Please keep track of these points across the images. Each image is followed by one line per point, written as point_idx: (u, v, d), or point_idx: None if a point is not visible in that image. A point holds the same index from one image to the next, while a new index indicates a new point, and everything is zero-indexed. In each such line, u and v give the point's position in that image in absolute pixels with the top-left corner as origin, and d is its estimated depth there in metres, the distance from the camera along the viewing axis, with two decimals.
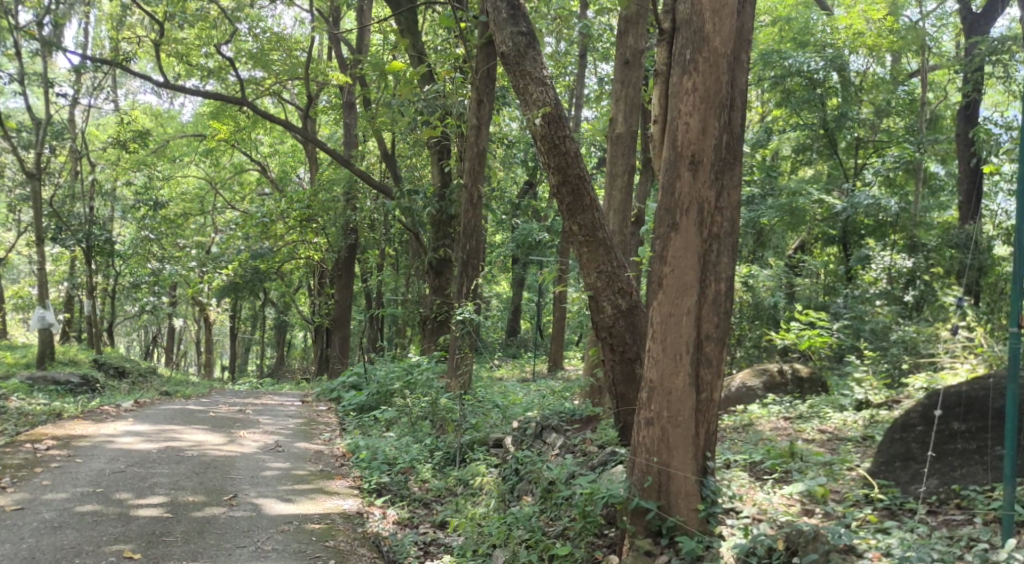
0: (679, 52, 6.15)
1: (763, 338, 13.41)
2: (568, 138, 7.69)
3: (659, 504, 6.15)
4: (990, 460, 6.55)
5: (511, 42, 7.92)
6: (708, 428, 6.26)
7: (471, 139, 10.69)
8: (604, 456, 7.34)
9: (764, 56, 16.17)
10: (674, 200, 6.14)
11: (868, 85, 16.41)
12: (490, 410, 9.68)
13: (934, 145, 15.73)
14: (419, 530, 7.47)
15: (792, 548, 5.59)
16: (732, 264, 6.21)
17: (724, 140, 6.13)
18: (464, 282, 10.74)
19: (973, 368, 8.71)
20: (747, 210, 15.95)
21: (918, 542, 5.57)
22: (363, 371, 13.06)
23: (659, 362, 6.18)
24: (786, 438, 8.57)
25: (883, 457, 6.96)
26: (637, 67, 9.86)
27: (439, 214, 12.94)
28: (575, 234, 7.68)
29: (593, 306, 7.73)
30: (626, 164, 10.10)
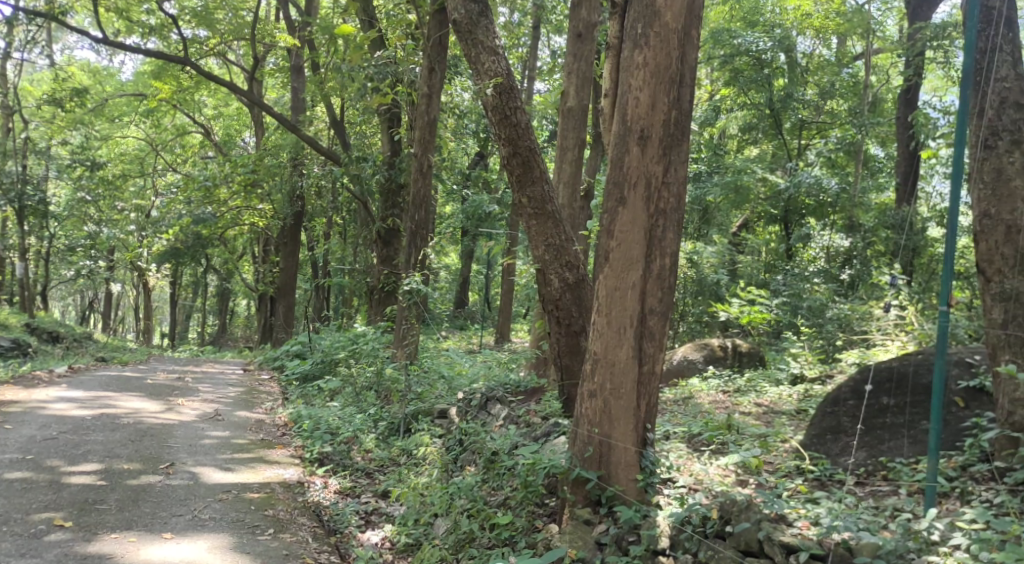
0: (631, 27, 6.16)
1: (705, 314, 13.61)
2: (520, 109, 7.65)
3: (599, 474, 6.25)
4: (914, 434, 6.82)
5: (463, 9, 7.84)
6: (650, 400, 6.35)
7: (421, 107, 10.54)
8: (547, 427, 7.40)
9: (714, 34, 16.23)
10: (622, 174, 6.18)
11: (814, 67, 16.89)
12: (436, 380, 9.59)
13: (874, 128, 16.12)
14: (360, 499, 7.47)
15: (725, 516, 5.64)
16: (677, 239, 6.26)
17: (673, 116, 6.16)
18: (412, 252, 10.59)
19: (904, 345, 9.21)
20: (694, 187, 16.03)
21: (845, 512, 5.67)
22: (307, 339, 12.92)
23: (604, 335, 6.26)
24: (724, 411, 8.76)
25: (816, 429, 7.21)
26: (590, 41, 9.85)
27: (388, 183, 12.77)
28: (524, 207, 7.68)
29: (540, 279, 7.76)
30: (577, 137, 10.05)
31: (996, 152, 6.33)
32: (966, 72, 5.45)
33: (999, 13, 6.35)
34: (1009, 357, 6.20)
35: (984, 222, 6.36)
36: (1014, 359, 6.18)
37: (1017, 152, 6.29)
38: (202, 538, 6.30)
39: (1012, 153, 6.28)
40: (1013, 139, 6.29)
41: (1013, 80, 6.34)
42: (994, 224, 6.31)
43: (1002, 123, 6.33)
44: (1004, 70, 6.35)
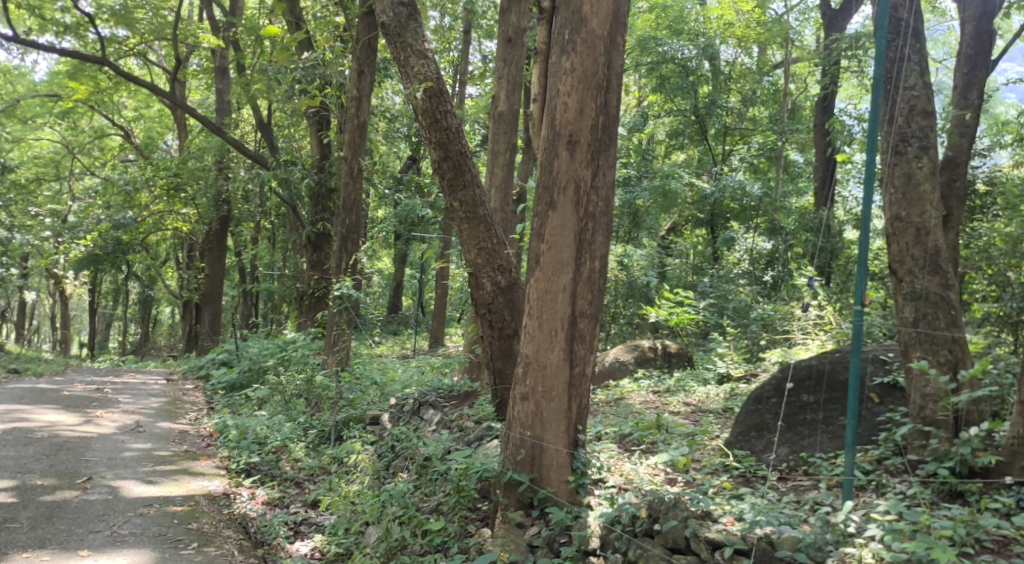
0: (558, 32, 6.21)
1: (636, 316, 13.80)
2: (450, 113, 7.65)
3: (532, 477, 6.28)
4: (833, 429, 7.07)
5: (392, 12, 7.82)
6: (581, 401, 6.41)
7: (351, 110, 10.42)
8: (480, 431, 7.40)
9: (641, 42, 16.53)
10: (552, 178, 6.23)
11: (737, 74, 17.18)
12: (368, 387, 9.50)
13: (794, 134, 16.66)
14: (289, 510, 7.33)
15: (653, 515, 5.73)
16: (606, 243, 6.33)
17: (601, 121, 6.23)
18: (343, 258, 10.42)
19: (823, 344, 9.62)
20: (623, 191, 16.18)
21: (768, 507, 5.81)
22: (234, 347, 12.63)
23: (535, 338, 6.30)
24: (654, 411, 8.92)
25: (740, 427, 7.41)
26: (519, 46, 9.92)
27: (318, 187, 12.59)
28: (455, 211, 7.67)
29: (472, 283, 7.77)
30: (508, 142, 10.07)
31: (906, 158, 6.61)
32: (876, 80, 5.65)
33: (907, 24, 6.68)
34: (920, 353, 6.47)
35: (895, 224, 6.62)
36: (925, 355, 6.45)
37: (925, 158, 6.56)
38: (121, 554, 6.11)
39: (921, 159, 6.55)
40: (921, 145, 6.58)
41: (920, 88, 6.62)
42: (904, 226, 6.57)
43: (911, 130, 6.61)
44: (912, 79, 6.63)
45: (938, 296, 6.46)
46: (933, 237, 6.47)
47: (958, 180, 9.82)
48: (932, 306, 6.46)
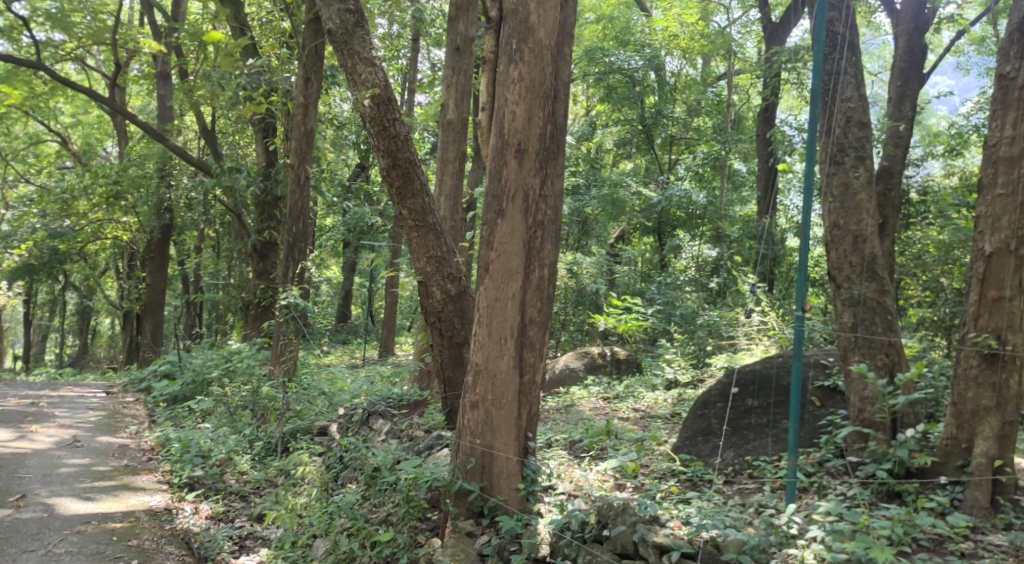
0: (506, 42, 6.23)
1: (586, 323, 13.90)
2: (398, 121, 7.61)
3: (482, 485, 6.27)
4: (776, 432, 7.24)
5: (338, 19, 7.79)
6: (531, 409, 6.42)
7: (298, 117, 10.29)
8: (430, 440, 7.36)
9: (589, 52, 16.72)
10: (501, 186, 6.24)
11: (682, 86, 17.68)
12: (315, 397, 9.35)
13: (738, 144, 17.01)
14: (234, 524, 7.19)
15: (602, 521, 5.76)
16: (555, 251, 6.37)
17: (549, 130, 6.27)
18: (290, 266, 10.27)
19: (767, 349, 9.92)
20: (572, 199, 16.28)
21: (714, 511, 5.89)
22: (177, 359, 12.36)
23: (485, 346, 6.30)
24: (604, 417, 8.99)
25: (687, 432, 7.51)
26: (468, 55, 9.97)
27: (264, 195, 12.41)
28: (404, 219, 7.63)
29: (422, 291, 7.74)
30: (458, 150, 10.05)
31: (843, 168, 6.78)
32: (815, 92, 5.79)
33: (843, 38, 6.88)
34: (858, 357, 6.64)
35: (834, 232, 6.77)
36: (863, 359, 6.62)
37: (861, 168, 6.75)
38: None
39: (857, 168, 6.74)
40: (857, 155, 6.77)
41: (856, 100, 6.82)
42: (842, 234, 6.73)
43: (848, 141, 6.80)
44: (849, 91, 6.83)
45: (875, 302, 6.64)
46: (870, 244, 6.65)
47: (892, 189, 10.15)
48: (869, 311, 6.63)
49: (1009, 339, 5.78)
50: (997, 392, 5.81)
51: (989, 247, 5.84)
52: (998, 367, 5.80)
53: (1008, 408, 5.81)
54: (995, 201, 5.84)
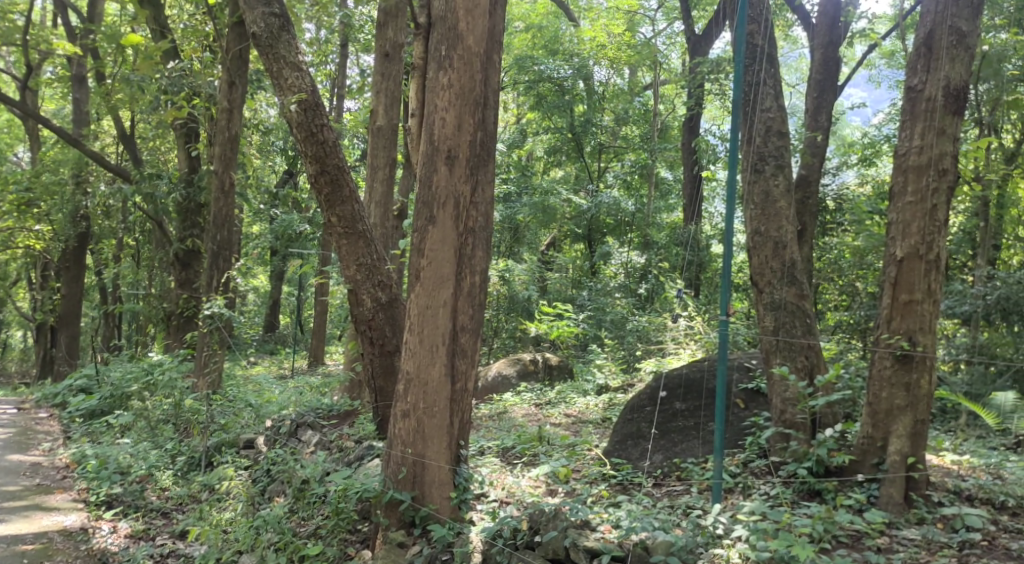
0: (435, 49, 6.21)
1: (518, 330, 13.95)
2: (326, 126, 7.51)
3: (413, 495, 6.21)
4: (704, 435, 7.38)
5: (263, 23, 7.65)
6: (463, 416, 6.39)
7: (222, 122, 10.04)
8: (361, 450, 7.26)
9: (518, 60, 16.83)
10: (431, 193, 6.21)
11: (609, 95, 17.98)
12: (241, 409, 9.07)
13: (664, 153, 17.35)
14: (155, 542, 6.96)
15: (534, 527, 5.79)
16: (486, 258, 6.37)
17: (479, 137, 6.26)
18: (214, 275, 10.00)
19: (693, 353, 10.22)
20: (503, 206, 16.29)
21: (643, 513, 5.96)
22: (94, 372, 11.92)
23: (416, 354, 6.25)
24: (536, 423, 9.01)
25: (618, 436, 7.64)
26: (397, 61, 9.93)
27: (186, 202, 12.06)
28: (333, 226, 7.53)
29: (352, 299, 7.65)
30: (388, 156, 9.97)
31: (763, 176, 6.97)
32: (736, 102, 5.93)
33: (762, 50, 7.07)
34: (780, 360, 6.82)
35: (756, 239, 6.96)
36: (784, 361, 6.80)
37: (781, 176, 6.95)
38: None
39: (777, 177, 6.93)
40: (777, 163, 6.95)
41: (776, 110, 7.01)
42: (763, 240, 6.92)
43: (768, 149, 6.99)
44: (768, 102, 7.02)
45: (794, 306, 6.83)
46: (790, 250, 6.85)
47: (811, 197, 10.45)
48: (789, 315, 6.83)
49: (920, 340, 6.01)
50: (910, 391, 6.04)
51: (900, 252, 6.07)
52: (911, 368, 6.04)
53: (920, 407, 6.05)
54: (906, 208, 6.08)
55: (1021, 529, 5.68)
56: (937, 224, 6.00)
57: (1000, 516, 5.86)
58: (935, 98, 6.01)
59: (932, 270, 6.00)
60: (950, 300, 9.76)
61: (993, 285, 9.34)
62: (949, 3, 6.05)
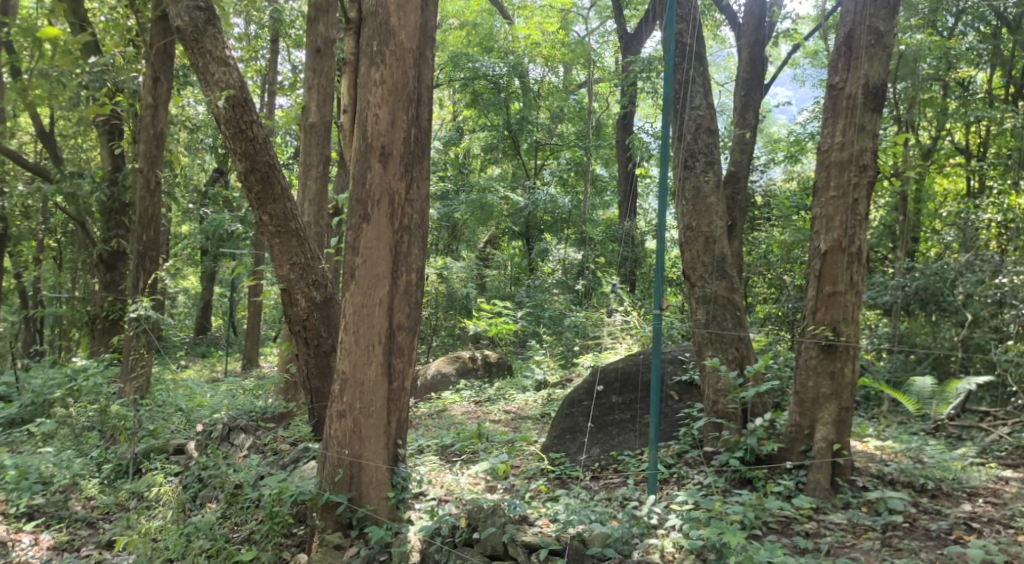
0: (366, 44, 6.12)
1: (456, 328, 13.90)
2: (255, 123, 7.34)
3: (350, 496, 6.13)
4: (640, 427, 7.49)
5: (187, 16, 7.40)
6: (400, 415, 6.33)
7: (146, 119, 9.74)
8: (296, 453, 7.14)
9: (453, 58, 16.71)
10: (365, 191, 6.12)
11: (545, 92, 17.77)
12: (171, 414, 8.84)
13: (599, 150, 17.52)
14: (79, 554, 6.79)
15: (473, 523, 5.74)
16: (422, 255, 6.32)
17: (413, 134, 6.20)
18: (140, 277, 9.69)
19: (630, 348, 10.35)
20: (441, 204, 16.18)
21: (580, 506, 6.00)
22: (14, 379, 11.43)
23: (352, 354, 6.17)
24: (475, 421, 8.99)
25: (556, 431, 7.63)
26: (329, 56, 9.79)
27: (110, 201, 11.65)
28: (265, 225, 7.37)
29: (286, 299, 7.51)
30: (321, 154, 9.80)
31: (694, 172, 7.08)
32: (666, 100, 6.01)
33: (691, 49, 7.16)
34: (712, 352, 6.94)
35: (688, 234, 7.06)
36: (716, 353, 6.94)
37: (711, 172, 7.07)
38: None
39: (707, 173, 7.05)
40: (707, 160, 7.07)
41: (705, 107, 7.13)
42: (695, 235, 7.03)
43: (699, 147, 7.10)
44: (697, 100, 7.13)
45: (725, 299, 6.97)
46: (720, 245, 6.97)
47: (740, 193, 10.50)
48: (720, 308, 6.96)
49: (843, 330, 6.18)
50: (834, 380, 6.22)
51: (824, 245, 6.23)
52: (835, 357, 6.21)
53: (844, 395, 6.22)
54: (829, 202, 6.24)
55: (939, 510, 5.90)
56: (859, 218, 6.17)
57: (920, 498, 6.08)
58: (855, 96, 6.19)
59: (854, 262, 6.17)
60: (873, 291, 10.08)
61: (913, 277, 9.63)
62: (867, 4, 6.23)
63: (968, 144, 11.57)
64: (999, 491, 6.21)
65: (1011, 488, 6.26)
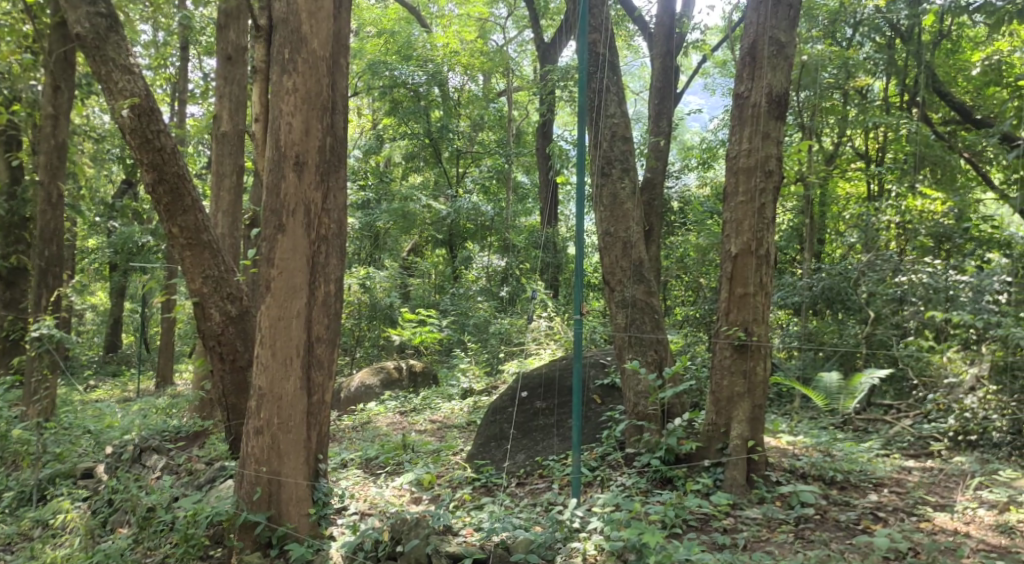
0: (277, 52, 5.99)
1: (381, 338, 13.69)
2: (163, 133, 7.11)
3: (269, 515, 5.97)
4: (562, 432, 7.55)
5: (88, 23, 7.17)
6: (321, 429, 6.22)
7: (46, 129, 9.35)
8: (212, 472, 6.93)
9: (371, 66, 16.57)
10: (279, 201, 6.00)
11: (464, 101, 17.78)
12: (79, 437, 8.48)
13: (519, 157, 17.72)
14: None
15: (396, 537, 5.66)
16: (340, 266, 6.24)
17: (328, 143, 6.11)
18: (43, 294, 9.23)
19: (553, 353, 10.45)
20: (362, 214, 16.00)
21: (504, 513, 6.02)
22: None
23: (268, 368, 6.02)
24: (401, 431, 8.92)
25: (481, 438, 7.70)
26: (241, 64, 9.61)
27: (9, 216, 11.11)
28: (175, 237, 7.15)
29: (198, 313, 7.30)
30: (235, 164, 9.58)
31: (611, 179, 7.17)
32: (582, 107, 6.07)
33: (604, 58, 7.27)
34: (631, 355, 7.05)
35: (606, 239, 7.16)
36: (635, 356, 7.05)
37: (627, 179, 7.17)
38: None
39: (623, 180, 7.14)
40: (623, 166, 7.16)
41: (620, 116, 7.24)
42: (613, 241, 7.13)
43: (615, 154, 7.19)
44: (612, 108, 7.23)
45: (643, 302, 7.07)
46: (637, 249, 7.08)
47: (656, 199, 10.60)
48: (639, 312, 7.06)
49: (754, 330, 6.35)
50: (747, 378, 6.38)
51: (735, 248, 6.39)
52: (747, 356, 6.38)
53: (757, 393, 6.39)
54: (738, 207, 6.41)
55: (848, 501, 6.11)
56: (767, 222, 6.36)
57: (830, 491, 6.28)
58: (760, 104, 6.37)
59: (762, 264, 6.35)
60: (782, 291, 10.39)
61: (819, 277, 9.95)
62: (768, 15, 6.44)
63: (867, 150, 12.09)
64: (902, 480, 6.54)
65: (913, 477, 6.62)
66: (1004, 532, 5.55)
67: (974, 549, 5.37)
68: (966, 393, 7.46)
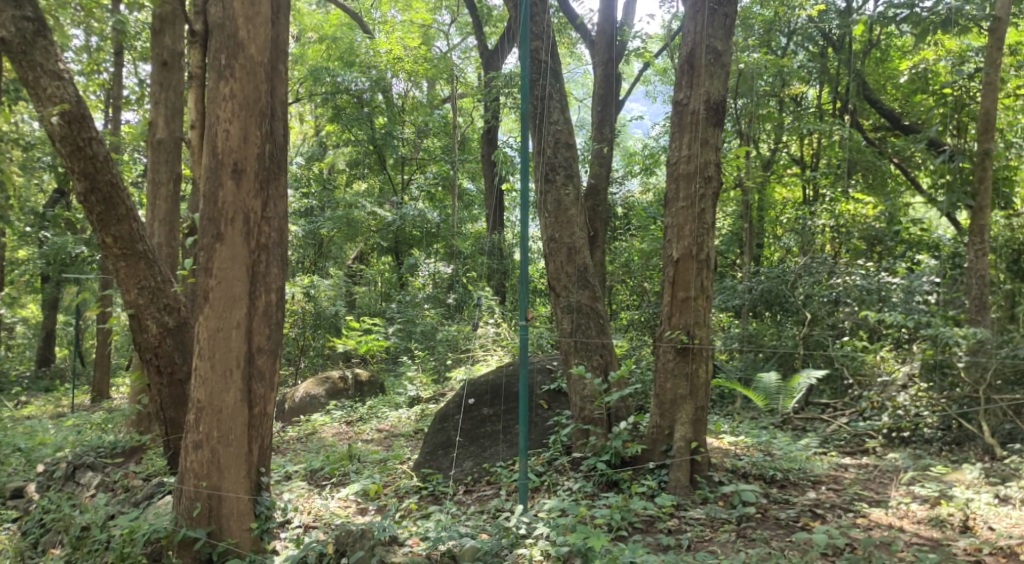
0: (213, 57, 5.88)
1: (326, 348, 13.58)
2: (95, 140, 6.92)
3: (209, 531, 5.84)
4: (509, 438, 7.54)
5: (13, 27, 6.89)
6: (262, 442, 6.11)
7: None
8: (150, 488, 6.74)
9: (313, 72, 16.51)
10: (217, 210, 5.88)
11: (409, 107, 17.62)
12: (10, 455, 8.20)
13: (464, 164, 17.73)
14: None
15: (340, 549, 5.54)
16: (281, 274, 6.15)
17: (267, 150, 6.02)
18: None
19: (500, 360, 10.47)
20: (306, 222, 15.83)
21: (450, 522, 6.00)
22: None
23: (207, 381, 5.89)
24: (347, 441, 8.83)
25: (428, 447, 7.68)
26: (176, 69, 9.42)
27: None
28: (109, 247, 6.96)
29: (134, 326, 7.12)
30: (171, 172, 9.37)
31: (555, 185, 7.22)
32: (524, 114, 6.09)
33: (546, 66, 7.33)
34: (577, 360, 7.08)
35: (550, 245, 7.20)
36: (581, 360, 7.08)
37: (570, 185, 7.23)
38: None
39: (567, 186, 7.20)
40: (567, 173, 7.23)
41: (562, 123, 7.30)
42: (557, 246, 7.16)
43: (558, 160, 7.24)
44: (555, 115, 7.28)
45: (588, 307, 7.11)
46: (581, 255, 7.13)
47: (600, 205, 10.61)
48: (585, 317, 7.10)
49: (696, 333, 6.45)
50: (690, 381, 6.47)
51: (676, 253, 6.48)
52: (689, 359, 6.46)
53: (699, 395, 6.48)
54: (679, 212, 6.50)
55: (788, 499, 6.23)
56: (706, 227, 6.47)
57: (771, 489, 6.40)
58: (698, 111, 6.48)
59: (703, 269, 6.45)
60: (724, 295, 10.69)
61: (757, 280, 10.21)
62: (705, 24, 6.54)
63: (802, 156, 12.40)
64: (839, 477, 6.71)
65: (849, 474, 6.80)
66: (935, 525, 5.73)
67: (907, 542, 5.50)
68: (898, 390, 7.74)
